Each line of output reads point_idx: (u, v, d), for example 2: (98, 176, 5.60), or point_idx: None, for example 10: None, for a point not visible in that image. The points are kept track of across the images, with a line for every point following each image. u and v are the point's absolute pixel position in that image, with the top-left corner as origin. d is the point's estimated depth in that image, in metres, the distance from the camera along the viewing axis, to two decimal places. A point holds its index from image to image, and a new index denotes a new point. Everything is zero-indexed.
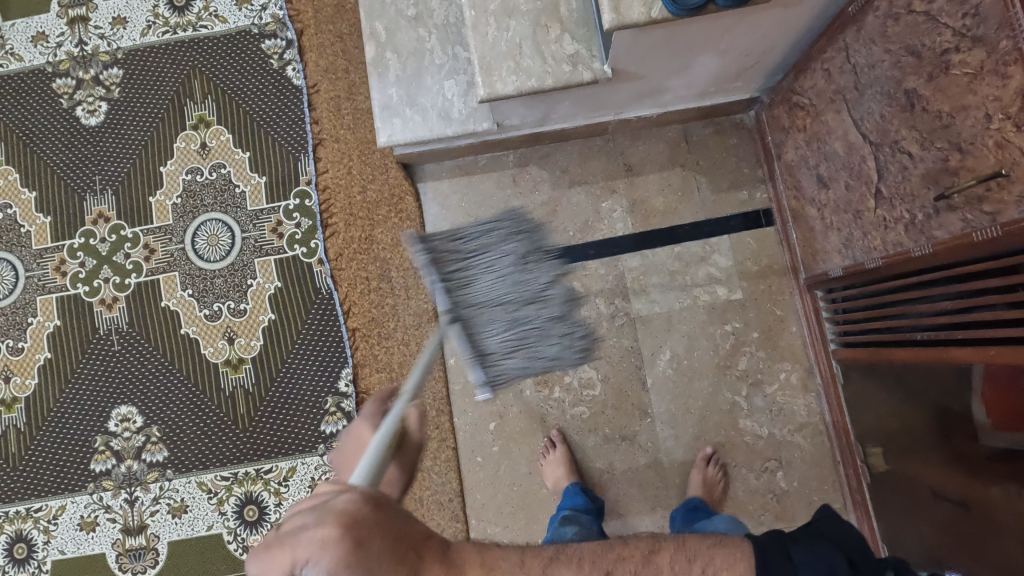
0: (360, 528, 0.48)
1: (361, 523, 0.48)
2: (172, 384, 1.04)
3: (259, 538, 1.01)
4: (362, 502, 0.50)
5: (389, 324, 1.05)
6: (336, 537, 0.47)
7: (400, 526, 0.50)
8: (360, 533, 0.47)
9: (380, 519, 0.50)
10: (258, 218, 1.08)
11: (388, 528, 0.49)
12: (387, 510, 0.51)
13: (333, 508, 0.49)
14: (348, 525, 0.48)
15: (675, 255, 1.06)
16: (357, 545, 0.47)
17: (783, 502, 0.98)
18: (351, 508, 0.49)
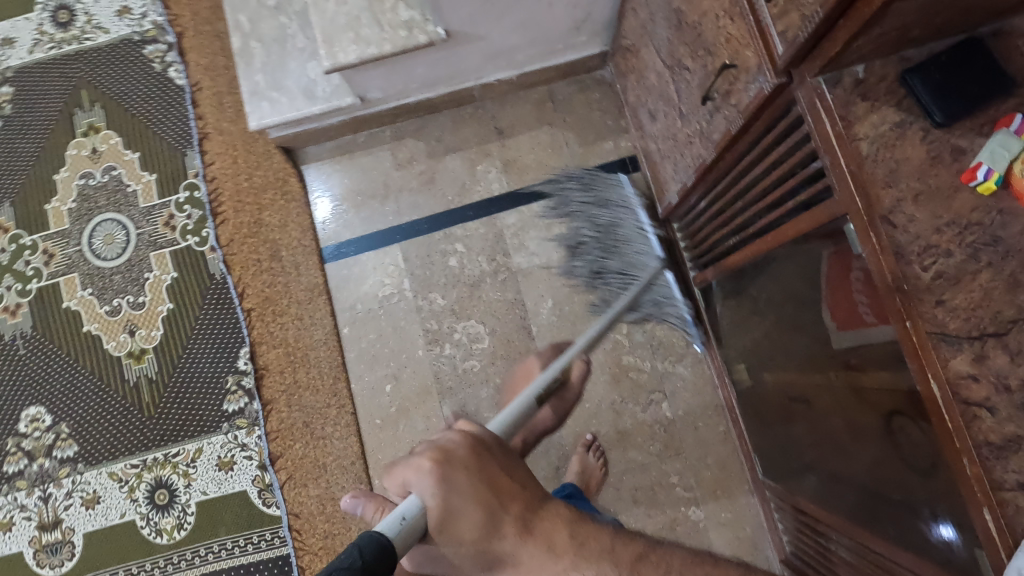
0: (456, 465, 0.49)
1: (462, 462, 0.49)
2: (77, 381, 1.10)
3: (171, 520, 1.05)
4: (465, 446, 0.51)
5: (283, 301, 1.10)
6: (433, 468, 0.48)
7: (495, 475, 0.50)
8: (452, 465, 0.49)
9: (478, 467, 0.49)
10: (151, 214, 1.14)
11: (479, 471, 0.49)
12: (489, 455, 0.51)
13: (440, 444, 0.51)
14: (446, 463, 0.49)
15: (549, 207, 1.10)
16: (447, 482, 0.48)
17: (669, 430, 1.03)
18: (456, 448, 0.51)
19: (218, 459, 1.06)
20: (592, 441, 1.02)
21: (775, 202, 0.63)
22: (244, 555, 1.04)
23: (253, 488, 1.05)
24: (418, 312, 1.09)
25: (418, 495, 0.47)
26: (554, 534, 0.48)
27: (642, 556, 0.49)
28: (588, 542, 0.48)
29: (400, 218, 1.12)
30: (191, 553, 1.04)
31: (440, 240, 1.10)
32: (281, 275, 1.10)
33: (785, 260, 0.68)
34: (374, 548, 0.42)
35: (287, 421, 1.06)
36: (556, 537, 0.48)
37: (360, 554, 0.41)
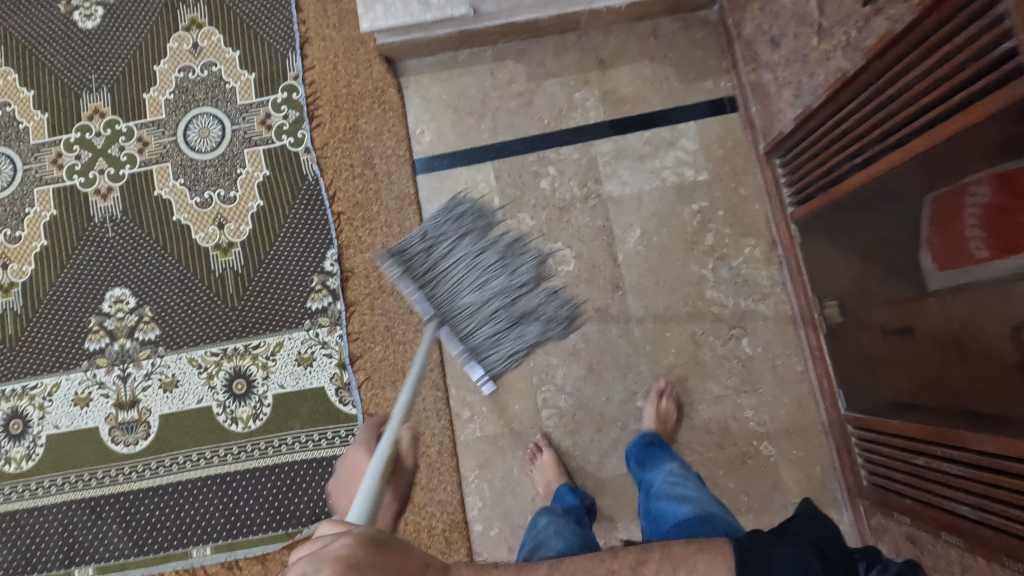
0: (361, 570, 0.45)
1: (364, 564, 0.45)
2: (162, 268, 1.11)
3: (247, 409, 1.07)
4: (359, 548, 0.47)
5: (373, 208, 1.11)
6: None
7: (394, 562, 0.47)
8: (356, 574, 0.44)
9: (383, 562, 0.47)
10: (248, 111, 1.15)
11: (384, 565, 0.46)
12: (384, 551, 0.48)
13: (335, 556, 0.45)
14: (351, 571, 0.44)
15: (645, 139, 1.11)
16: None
17: (748, 366, 1.04)
18: (352, 552, 0.46)
19: (298, 354, 1.07)
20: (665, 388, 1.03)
21: (935, 99, 0.64)
22: (317, 449, 1.05)
23: (331, 385, 1.06)
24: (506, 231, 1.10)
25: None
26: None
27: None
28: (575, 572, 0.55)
29: (494, 137, 1.13)
30: (265, 443, 1.05)
31: (533, 162, 1.11)
32: (373, 182, 1.11)
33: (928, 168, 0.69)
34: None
35: (369, 324, 1.08)
36: None
37: None
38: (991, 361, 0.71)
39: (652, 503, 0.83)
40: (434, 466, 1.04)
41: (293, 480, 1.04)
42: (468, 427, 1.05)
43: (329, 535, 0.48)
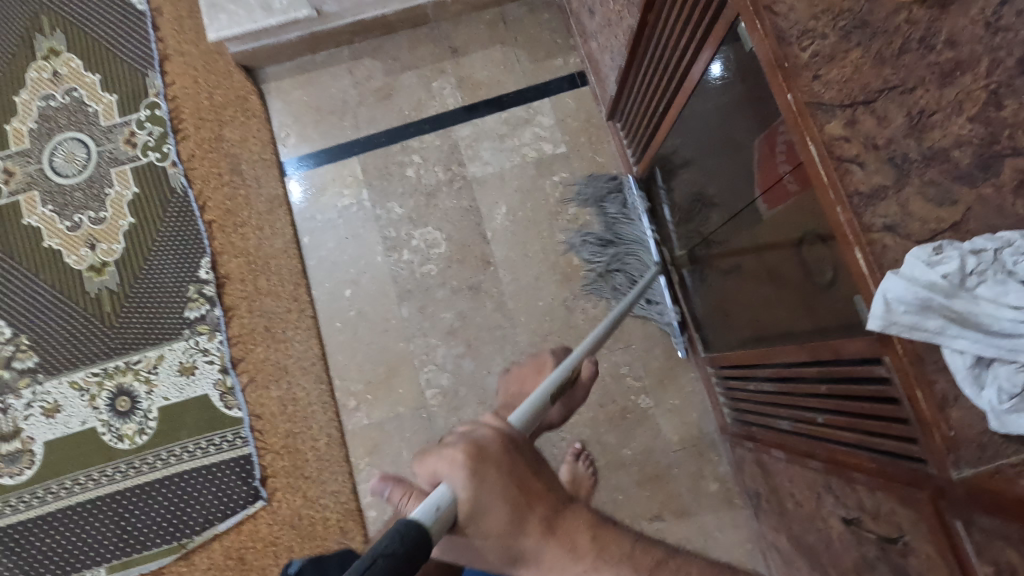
0: (490, 461, 0.46)
1: (495, 458, 0.47)
2: (36, 295, 1.11)
3: (132, 426, 1.06)
4: (498, 444, 0.48)
5: (243, 213, 1.12)
6: (467, 460, 0.45)
7: (524, 472, 0.48)
8: (486, 462, 0.45)
9: (512, 464, 0.47)
10: (112, 132, 1.16)
11: (512, 468, 0.47)
12: (521, 455, 0.49)
13: (477, 437, 0.48)
14: (480, 460, 0.46)
15: (502, 119, 1.15)
16: (481, 475, 0.45)
17: (619, 324, 1.07)
18: (488, 442, 0.48)
19: (179, 364, 1.08)
20: (581, 450, 0.99)
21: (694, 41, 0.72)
22: (205, 456, 1.05)
23: (215, 391, 1.07)
24: (377, 221, 1.12)
25: (452, 482, 0.44)
26: (577, 537, 0.48)
27: (662, 563, 0.50)
28: (608, 545, 0.49)
29: (358, 133, 1.15)
30: (153, 457, 1.05)
31: (397, 152, 1.14)
32: (242, 188, 1.13)
33: (708, 103, 0.77)
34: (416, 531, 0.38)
35: (248, 327, 1.09)
36: (577, 539, 0.48)
37: (401, 538, 0.37)
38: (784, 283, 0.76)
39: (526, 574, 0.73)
40: (324, 458, 1.04)
41: (184, 489, 1.04)
42: (355, 416, 1.06)
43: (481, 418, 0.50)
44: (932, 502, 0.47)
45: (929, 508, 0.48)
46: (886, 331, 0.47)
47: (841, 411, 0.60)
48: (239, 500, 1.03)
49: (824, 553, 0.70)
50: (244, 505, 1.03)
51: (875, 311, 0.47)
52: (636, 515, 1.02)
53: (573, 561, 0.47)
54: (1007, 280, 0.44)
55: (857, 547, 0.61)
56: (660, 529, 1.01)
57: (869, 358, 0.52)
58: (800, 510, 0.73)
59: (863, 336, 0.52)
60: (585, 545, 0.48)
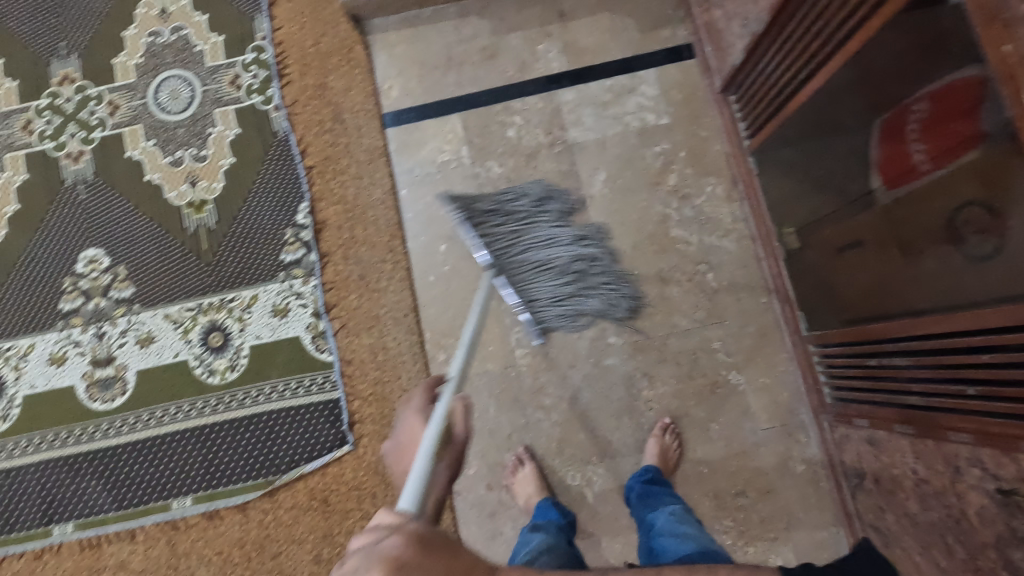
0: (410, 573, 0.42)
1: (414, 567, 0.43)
2: (136, 226, 1.12)
3: (224, 362, 1.08)
4: (409, 547, 0.44)
5: (343, 161, 1.13)
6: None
7: (447, 564, 0.44)
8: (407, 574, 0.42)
9: (434, 559, 0.44)
10: (217, 72, 1.17)
11: (434, 567, 0.44)
12: (435, 547, 0.45)
13: (385, 550, 0.44)
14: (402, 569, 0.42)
15: (606, 87, 1.14)
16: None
17: (714, 299, 1.07)
18: (401, 552, 0.44)
19: (273, 305, 1.09)
20: (670, 425, 1.03)
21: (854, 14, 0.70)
22: (294, 397, 1.06)
23: (307, 334, 1.08)
24: (475, 179, 1.12)
25: None
26: None
27: None
28: None
29: (460, 91, 1.15)
30: (243, 394, 1.06)
31: (499, 112, 1.14)
32: (343, 136, 1.14)
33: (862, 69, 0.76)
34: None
35: (342, 274, 1.09)
36: None
37: None
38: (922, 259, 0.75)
39: (652, 540, 0.85)
40: None
41: (271, 428, 1.05)
42: (443, 370, 1.07)
43: (382, 529, 0.47)
44: None
45: None
46: None
47: (1005, 383, 0.59)
48: (325, 443, 1.04)
49: (951, 529, 0.69)
50: (329, 449, 1.04)
51: None
52: (720, 489, 1.02)
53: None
54: None
55: (1005, 519, 0.60)
56: (743, 505, 1.01)
57: None
58: (923, 487, 0.73)
59: None
60: None
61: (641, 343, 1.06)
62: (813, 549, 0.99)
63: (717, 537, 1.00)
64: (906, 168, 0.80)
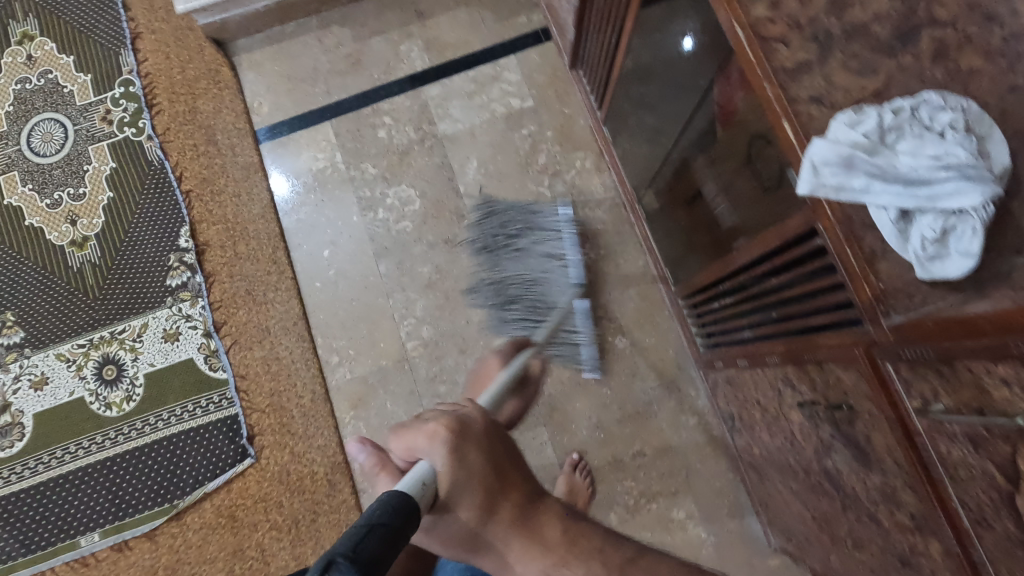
0: (469, 441, 0.56)
1: (476, 438, 0.57)
2: (19, 271, 1.13)
3: (120, 393, 1.08)
4: (477, 425, 0.59)
5: (220, 181, 1.14)
6: (445, 436, 0.56)
7: (501, 459, 0.57)
8: (462, 439, 0.56)
9: (489, 446, 0.58)
10: (88, 110, 1.18)
11: (484, 449, 0.57)
12: (496, 442, 0.59)
13: (462, 417, 0.59)
14: (459, 437, 0.56)
15: (470, 78, 1.17)
16: (461, 452, 0.55)
17: (593, 268, 1.09)
18: (473, 423, 0.59)
19: (163, 331, 1.09)
20: (579, 461, 1.03)
21: None
22: (192, 419, 1.06)
23: (200, 355, 1.08)
24: (351, 182, 1.14)
25: (431, 461, 0.54)
26: (546, 531, 0.55)
27: (630, 562, 0.55)
28: (578, 539, 0.56)
29: (330, 99, 1.18)
30: (141, 422, 1.07)
31: (369, 115, 1.17)
32: (218, 157, 1.15)
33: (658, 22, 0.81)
34: (396, 500, 0.47)
35: (230, 291, 1.11)
36: (548, 532, 0.55)
37: (387, 513, 0.46)
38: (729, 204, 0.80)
39: None
40: (310, 413, 1.06)
41: (173, 452, 1.05)
42: (338, 371, 1.08)
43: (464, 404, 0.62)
44: (869, 356, 0.49)
45: (865, 364, 0.50)
46: (816, 195, 0.49)
47: (792, 299, 0.62)
48: (227, 459, 1.05)
49: (790, 452, 0.72)
50: (232, 464, 1.05)
51: (803, 176, 0.49)
52: (619, 452, 1.04)
53: (544, 553, 0.54)
54: (924, 134, 0.46)
55: (814, 431, 0.63)
56: (642, 464, 1.03)
57: (808, 233, 0.54)
58: (766, 416, 0.75)
59: (800, 211, 0.54)
60: (556, 538, 0.55)
61: None
62: (712, 497, 1.02)
63: (621, 499, 1.03)
64: (734, 113, 0.71)
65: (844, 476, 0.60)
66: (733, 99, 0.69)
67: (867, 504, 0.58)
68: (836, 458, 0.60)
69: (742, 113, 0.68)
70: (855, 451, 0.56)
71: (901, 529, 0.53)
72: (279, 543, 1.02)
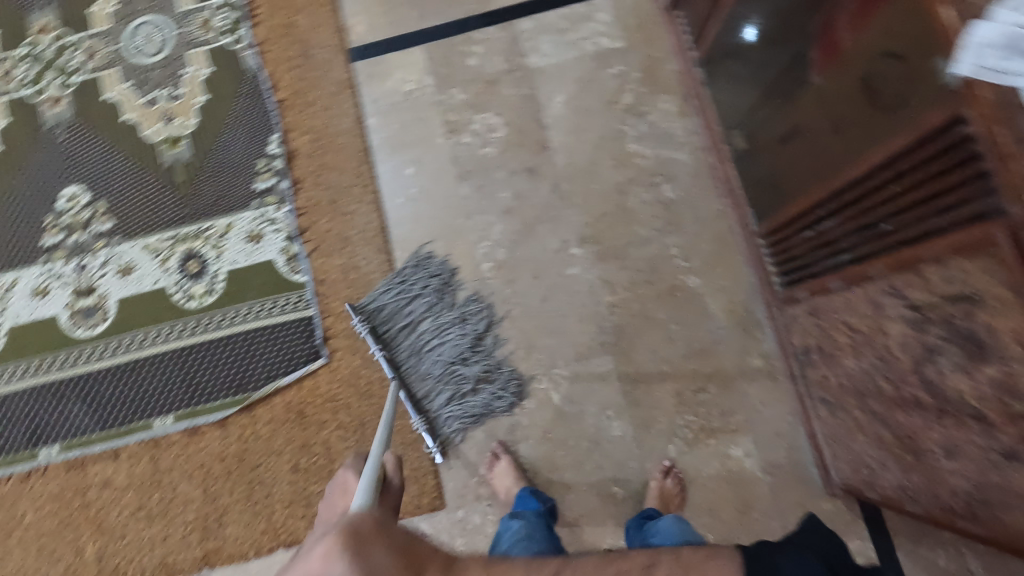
0: (365, 541, 0.49)
1: (370, 535, 0.50)
2: (114, 164, 1.17)
3: (201, 287, 1.12)
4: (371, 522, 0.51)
5: (312, 93, 1.17)
6: (342, 548, 0.48)
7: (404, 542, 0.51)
8: (359, 544, 0.48)
9: (389, 533, 0.51)
10: (189, 16, 1.22)
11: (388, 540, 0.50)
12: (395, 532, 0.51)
13: (347, 526, 0.50)
14: (357, 543, 0.49)
15: (563, 15, 1.19)
16: (361, 556, 0.48)
17: (671, 208, 1.11)
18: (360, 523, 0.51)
19: (247, 232, 1.13)
20: (671, 467, 1.03)
21: None
22: (269, 316, 1.10)
23: (280, 258, 1.12)
24: (439, 106, 1.17)
25: None
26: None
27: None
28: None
29: (424, 24, 1.20)
30: (220, 316, 1.10)
31: (461, 43, 1.19)
32: (311, 71, 1.18)
33: None
34: None
35: (314, 199, 1.14)
36: None
37: None
38: (829, 131, 0.81)
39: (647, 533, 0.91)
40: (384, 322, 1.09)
41: (248, 346, 1.09)
42: None
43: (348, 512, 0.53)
44: (1013, 240, 0.50)
45: (1004, 250, 0.51)
46: (973, 78, 0.51)
47: (914, 205, 0.63)
48: (300, 357, 1.08)
49: (881, 372, 0.73)
50: (304, 363, 1.08)
51: (965, 56, 0.51)
52: (682, 387, 1.06)
53: None
54: None
55: (918, 337, 0.65)
56: (705, 400, 1.05)
57: (945, 127, 0.56)
58: (856, 338, 0.77)
59: (944, 102, 0.55)
60: None
61: (603, 252, 1.11)
62: (772, 437, 1.04)
63: (680, 432, 1.05)
64: (836, 55, 0.79)
65: (950, 380, 0.62)
66: (835, 41, 0.79)
67: (971, 403, 0.60)
68: (942, 362, 0.62)
69: (871, 32, 0.70)
70: (971, 346, 0.58)
71: (1012, 419, 0.55)
72: (345, 442, 1.05)
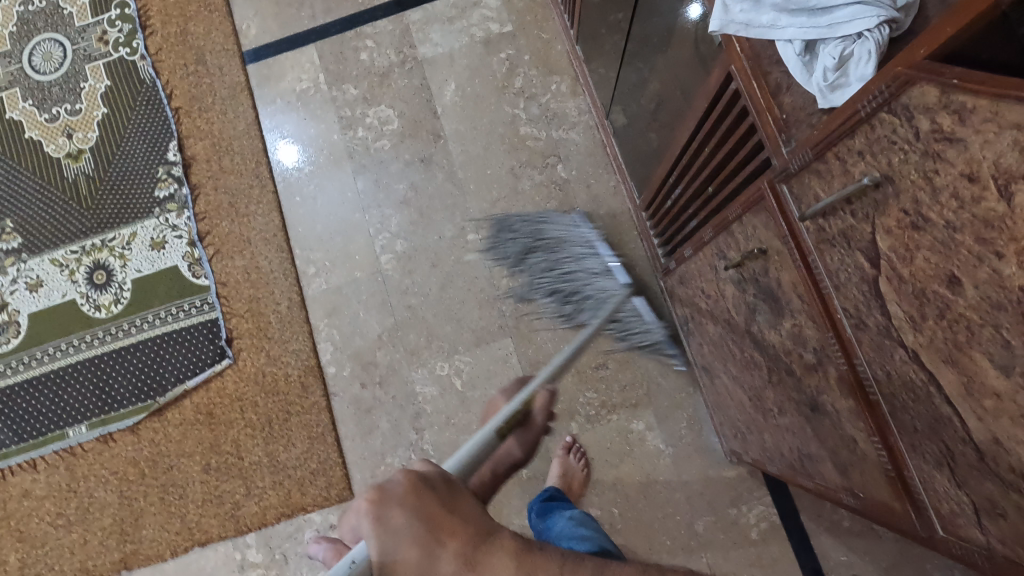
0: (391, 503, 0.42)
1: (400, 499, 0.42)
2: (19, 181, 1.18)
3: (109, 296, 1.13)
4: (406, 482, 0.44)
5: (208, 99, 1.19)
6: (369, 505, 0.42)
7: (434, 509, 0.42)
8: (387, 505, 0.42)
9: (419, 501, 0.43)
10: (85, 31, 1.23)
11: (422, 505, 0.42)
12: (432, 494, 0.43)
13: (385, 482, 0.44)
14: (381, 500, 0.43)
15: (451, 4, 1.20)
16: (385, 523, 0.42)
17: (564, 188, 1.12)
18: (398, 485, 0.44)
19: (151, 240, 1.15)
20: (572, 444, 1.03)
21: None
22: (175, 321, 1.12)
23: (184, 263, 1.13)
24: (333, 103, 1.18)
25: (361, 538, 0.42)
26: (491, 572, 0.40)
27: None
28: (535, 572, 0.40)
29: (315, 23, 1.21)
30: (128, 324, 1.12)
31: (352, 38, 1.20)
32: (206, 77, 1.20)
33: None
34: None
35: (213, 203, 1.15)
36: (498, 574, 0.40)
37: None
38: (676, 100, 0.81)
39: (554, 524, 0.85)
40: (286, 319, 1.11)
41: (156, 352, 1.11)
42: (314, 282, 1.12)
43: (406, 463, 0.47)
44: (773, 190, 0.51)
45: (770, 202, 0.51)
46: (726, 32, 0.51)
47: (721, 165, 0.63)
48: (207, 358, 1.10)
49: (729, 335, 0.73)
50: (211, 364, 1.10)
51: (716, 14, 0.51)
52: (582, 365, 1.07)
53: None
54: None
55: (741, 296, 0.65)
56: (604, 376, 1.06)
57: (725, 83, 0.56)
58: (709, 303, 0.77)
59: (719, 60, 0.56)
60: None
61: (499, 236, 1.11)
62: (671, 409, 1.04)
63: (582, 409, 1.06)
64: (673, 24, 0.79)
65: (766, 337, 0.62)
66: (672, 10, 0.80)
67: (783, 358, 0.60)
68: (759, 320, 0.62)
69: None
70: (770, 301, 0.58)
71: (808, 370, 0.55)
72: (254, 440, 1.07)
